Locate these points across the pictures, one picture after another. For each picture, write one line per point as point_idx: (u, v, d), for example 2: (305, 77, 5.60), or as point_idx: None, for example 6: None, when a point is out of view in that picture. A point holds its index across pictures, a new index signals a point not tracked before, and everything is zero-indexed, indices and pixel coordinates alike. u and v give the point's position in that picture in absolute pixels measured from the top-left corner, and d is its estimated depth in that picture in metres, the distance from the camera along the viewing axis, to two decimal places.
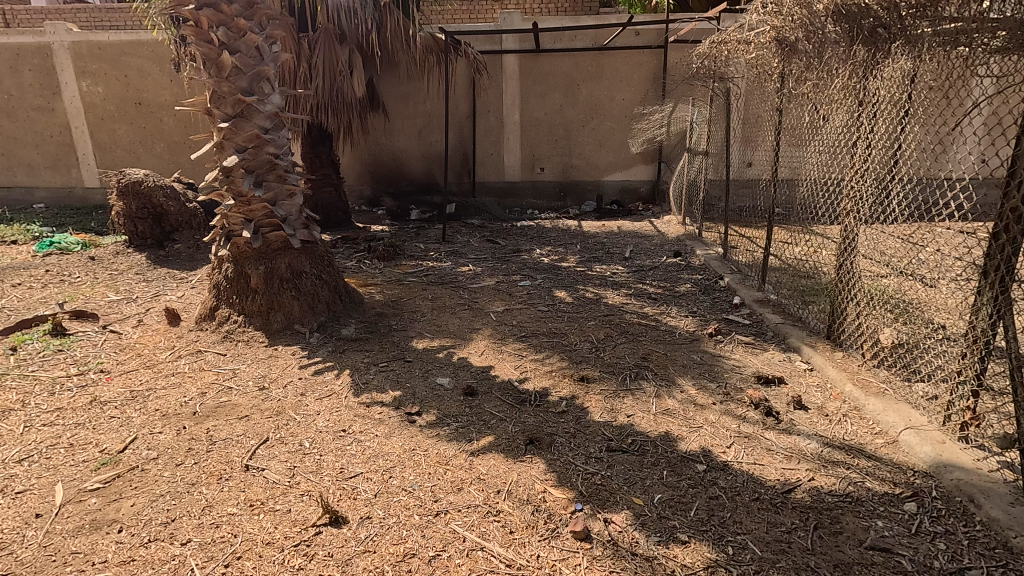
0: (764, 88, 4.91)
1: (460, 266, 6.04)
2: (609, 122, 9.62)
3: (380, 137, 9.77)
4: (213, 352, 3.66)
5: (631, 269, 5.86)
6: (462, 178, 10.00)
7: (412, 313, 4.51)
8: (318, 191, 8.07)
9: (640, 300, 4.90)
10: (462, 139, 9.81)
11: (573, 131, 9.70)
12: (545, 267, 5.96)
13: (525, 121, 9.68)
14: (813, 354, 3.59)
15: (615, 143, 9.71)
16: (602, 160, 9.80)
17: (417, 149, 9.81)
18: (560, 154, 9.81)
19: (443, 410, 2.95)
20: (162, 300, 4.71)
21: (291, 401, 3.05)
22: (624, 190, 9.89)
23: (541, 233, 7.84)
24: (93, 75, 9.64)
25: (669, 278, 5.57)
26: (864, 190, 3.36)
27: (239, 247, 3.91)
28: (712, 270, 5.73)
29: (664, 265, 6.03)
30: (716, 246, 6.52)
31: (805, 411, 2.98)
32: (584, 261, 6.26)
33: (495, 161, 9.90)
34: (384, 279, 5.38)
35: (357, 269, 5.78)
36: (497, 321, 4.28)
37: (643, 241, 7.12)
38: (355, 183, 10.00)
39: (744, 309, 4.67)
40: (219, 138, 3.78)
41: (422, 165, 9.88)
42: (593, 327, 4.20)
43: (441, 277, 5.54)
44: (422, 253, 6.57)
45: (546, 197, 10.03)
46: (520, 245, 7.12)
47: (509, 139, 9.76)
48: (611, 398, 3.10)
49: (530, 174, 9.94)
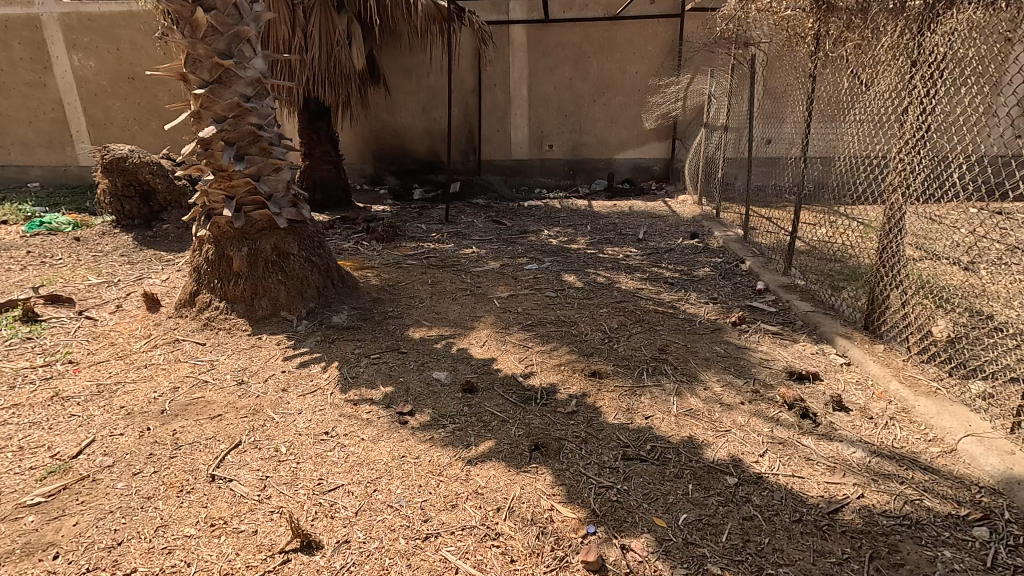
0: (794, 54, 4.49)
1: (463, 248, 5.71)
2: (621, 98, 9.16)
3: (382, 113, 9.39)
4: (192, 342, 3.37)
5: (645, 252, 5.50)
6: (467, 156, 9.62)
7: (410, 298, 4.19)
8: (316, 168, 7.73)
9: (655, 285, 4.56)
10: (468, 115, 9.41)
11: (583, 106, 9.25)
12: (554, 250, 5.61)
13: (533, 95, 9.25)
14: (850, 347, 3.24)
15: (627, 120, 9.25)
16: (613, 137, 9.36)
17: (421, 125, 9.41)
18: (570, 131, 9.38)
19: (439, 410, 2.64)
20: (143, 283, 4.42)
21: (271, 398, 2.75)
22: (636, 168, 9.46)
23: (549, 213, 7.48)
24: (84, 48, 9.29)
25: (686, 261, 5.21)
26: (916, 162, 2.98)
27: (220, 227, 3.60)
28: (732, 252, 5.36)
29: (680, 247, 5.66)
30: (735, 228, 6.14)
31: (846, 412, 2.65)
32: (595, 242, 5.91)
33: (501, 139, 9.50)
34: (382, 261, 5.06)
35: (354, 251, 5.46)
36: (501, 308, 3.96)
37: (657, 221, 6.74)
38: (356, 161, 9.65)
39: (768, 295, 4.32)
40: (196, 106, 3.44)
41: (425, 142, 9.50)
42: (605, 315, 3.87)
43: (443, 260, 5.21)
44: (423, 234, 6.24)
45: (554, 176, 9.62)
46: (527, 225, 6.76)
47: (516, 114, 9.34)
48: (627, 396, 2.78)
49: (537, 152, 9.53)
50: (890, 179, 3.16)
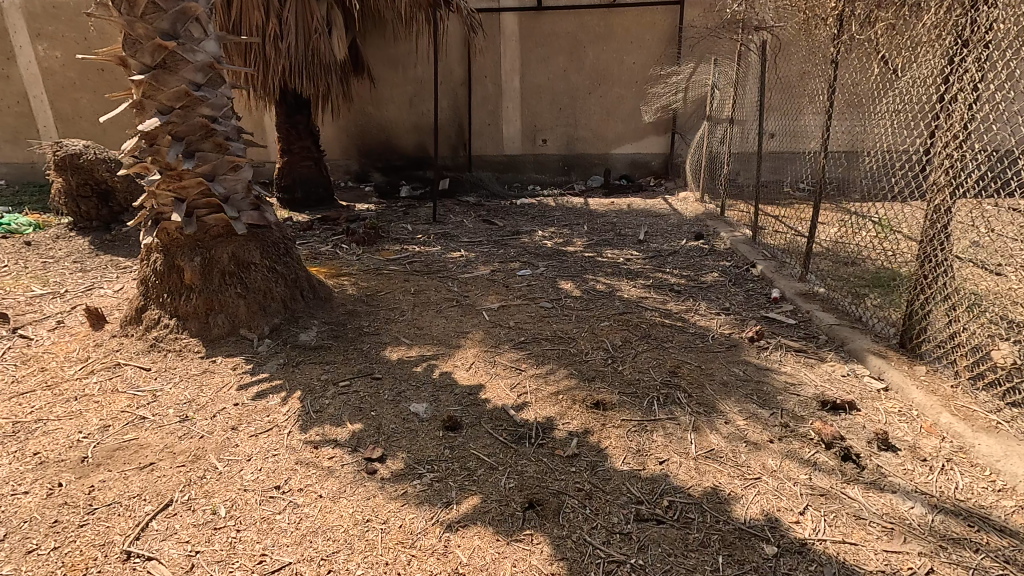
0: (812, 38, 4.09)
1: (451, 251, 5.29)
2: (618, 90, 8.74)
3: (366, 106, 8.94)
4: (135, 367, 2.93)
5: (647, 254, 5.11)
6: (457, 151, 9.18)
7: (389, 311, 3.76)
8: (296, 165, 7.27)
9: (660, 293, 4.16)
10: (457, 108, 8.97)
11: (578, 99, 8.83)
12: (548, 253, 5.21)
13: (526, 88, 8.82)
14: (887, 369, 2.85)
15: (624, 113, 8.84)
16: (609, 132, 8.94)
17: (408, 119, 8.96)
18: (564, 125, 8.95)
19: (416, 454, 2.23)
20: (92, 295, 3.96)
21: (217, 439, 2.32)
22: (633, 164, 9.06)
23: (543, 212, 7.07)
24: (49, 37, 8.75)
25: (692, 265, 4.82)
26: (966, 156, 2.59)
27: (169, 233, 3.16)
28: (741, 255, 4.96)
29: (684, 249, 5.27)
30: (742, 228, 5.75)
31: (894, 453, 2.27)
32: (593, 244, 5.50)
33: (493, 133, 9.06)
34: (360, 267, 4.63)
35: (331, 256, 5.02)
36: (490, 322, 3.55)
37: (659, 221, 6.35)
38: (340, 157, 9.18)
39: (785, 304, 3.93)
40: (138, 95, 3.00)
41: (413, 137, 9.05)
42: (607, 329, 3.47)
43: (428, 266, 4.78)
44: (408, 236, 5.81)
45: (548, 172, 9.19)
46: (519, 225, 6.35)
47: (508, 108, 8.91)
48: (636, 433, 2.38)
49: (530, 147, 9.09)
50: (932, 176, 2.77)
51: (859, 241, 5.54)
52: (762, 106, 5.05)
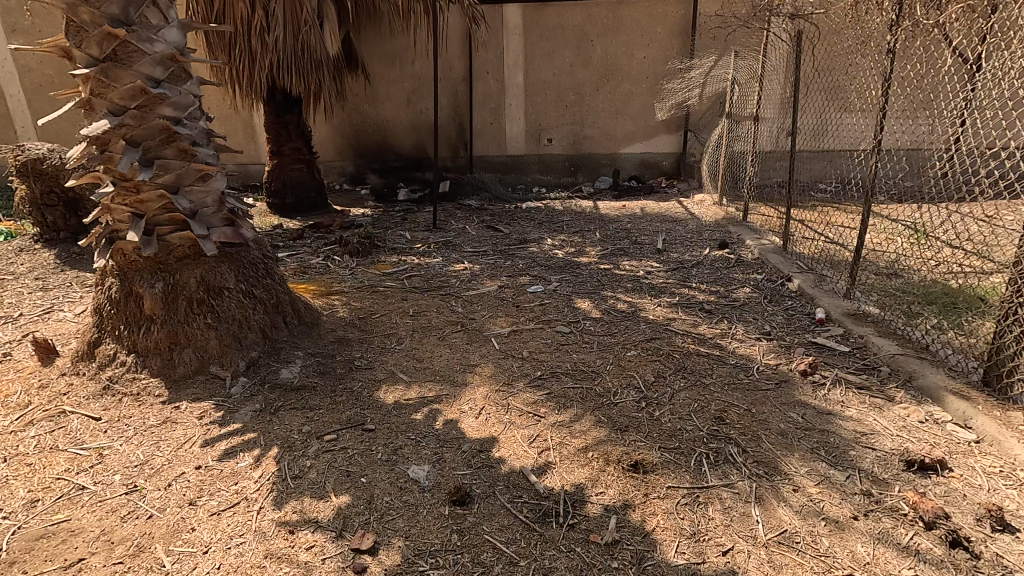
0: (861, 26, 3.64)
1: (453, 263, 4.83)
2: (627, 86, 8.28)
3: (362, 105, 8.47)
4: (82, 415, 2.47)
5: (669, 266, 4.67)
6: (457, 152, 8.71)
7: (385, 338, 3.31)
8: (286, 167, 6.81)
9: (690, 312, 3.72)
10: (457, 106, 8.51)
11: (585, 96, 8.37)
12: (561, 264, 4.76)
13: (529, 84, 8.35)
14: (975, 415, 2.41)
15: (633, 110, 8.38)
16: (618, 130, 8.48)
17: (406, 117, 8.50)
18: (571, 123, 8.49)
19: (418, 543, 1.78)
20: (48, 320, 3.50)
21: (168, 521, 1.87)
22: (643, 163, 8.61)
23: (551, 217, 6.62)
24: (25, 33, 8.26)
25: (720, 278, 4.39)
26: None
27: (125, 255, 2.69)
28: (774, 267, 4.53)
29: (709, 259, 4.83)
30: (769, 235, 5.32)
31: (1012, 535, 1.82)
32: (608, 254, 5.06)
33: (495, 133, 8.59)
34: (353, 284, 4.17)
35: (322, 270, 4.57)
36: (502, 352, 3.11)
37: (676, 226, 5.91)
38: (334, 158, 8.72)
39: (833, 326, 3.49)
40: (87, 93, 2.55)
41: (411, 136, 8.59)
42: (635, 360, 3.03)
43: (428, 281, 4.33)
44: (407, 245, 5.36)
45: (554, 173, 8.73)
46: (526, 232, 5.90)
47: (511, 106, 8.45)
48: (688, 507, 1.94)
49: (535, 146, 8.63)
50: None
51: (896, 249, 5.12)
52: (796, 102, 4.61)
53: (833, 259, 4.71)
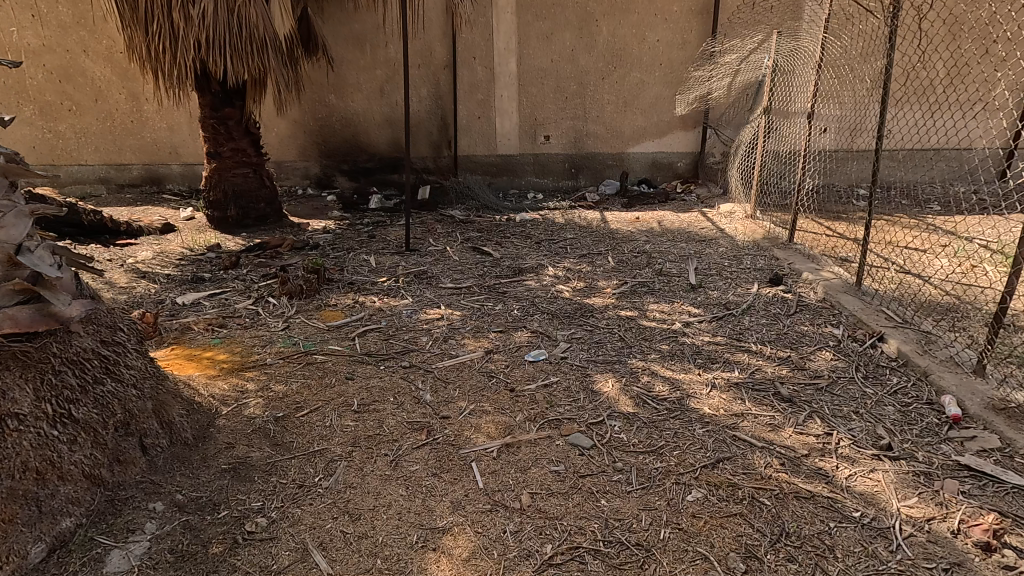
0: None
1: (426, 308, 3.67)
2: (637, 75, 7.14)
3: (327, 96, 7.28)
4: None
5: (711, 313, 3.55)
6: (439, 151, 7.52)
7: (307, 464, 2.14)
8: (227, 173, 5.57)
9: (760, 400, 2.60)
10: (439, 98, 7.31)
11: (589, 86, 7.20)
12: (569, 309, 3.62)
13: (523, 72, 7.17)
14: None
15: (644, 103, 7.24)
16: (626, 126, 7.34)
17: (379, 109, 7.34)
18: (571, 117, 7.32)
19: None
20: None
21: None
22: (655, 165, 7.49)
23: (552, 235, 5.49)
24: None
25: (783, 335, 3.27)
26: None
27: None
28: (852, 315, 3.42)
29: (761, 302, 3.72)
30: (828, 266, 4.25)
31: None
32: (628, 291, 3.93)
33: (483, 129, 7.40)
34: (281, 350, 2.99)
35: (246, 323, 3.38)
36: (488, 496, 1.96)
37: (707, 249, 4.82)
38: (296, 158, 7.52)
39: (979, 430, 2.34)
40: None
41: (385, 132, 7.45)
42: (702, 515, 1.88)
43: (387, 341, 3.16)
44: (369, 279, 4.19)
45: (551, 176, 7.56)
46: (522, 257, 4.76)
47: (502, 98, 7.27)
48: None
49: (530, 145, 7.46)
50: None
51: (993, 284, 4.03)
52: (886, 101, 3.36)
53: (925, 303, 3.61)
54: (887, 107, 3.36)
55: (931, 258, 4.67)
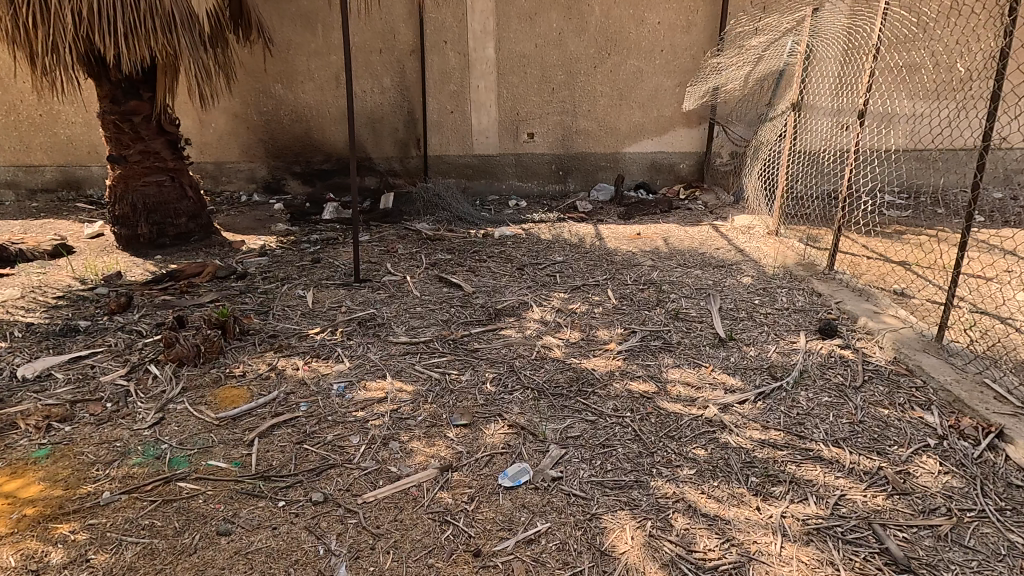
0: None
1: (367, 379, 2.70)
2: (635, 63, 6.18)
3: (275, 87, 6.26)
4: None
5: (752, 386, 2.63)
6: (406, 150, 6.53)
7: None
8: (136, 182, 4.52)
9: (859, 567, 1.68)
10: (405, 89, 6.31)
11: (579, 76, 6.23)
12: (560, 379, 2.67)
13: (502, 59, 6.17)
14: None
15: (642, 96, 6.29)
16: (621, 122, 6.39)
17: (335, 102, 6.33)
18: (558, 111, 6.35)
19: None
20: None
21: None
22: (654, 167, 6.56)
23: (537, 257, 4.53)
24: None
25: (859, 424, 2.36)
26: None
27: None
28: (944, 392, 2.52)
29: (816, 367, 2.80)
30: (888, 307, 3.36)
31: None
32: (638, 347, 2.98)
33: (457, 125, 6.41)
34: (134, 471, 2.00)
35: (104, 413, 2.37)
36: None
37: (728, 280, 3.90)
38: (240, 159, 6.51)
39: None
40: None
41: (343, 129, 6.44)
42: None
43: (300, 446, 2.18)
44: (298, 329, 3.20)
45: (535, 179, 6.62)
46: (499, 291, 3.80)
47: (478, 90, 6.29)
48: None
49: (511, 143, 6.49)
50: None
51: None
52: (997, 100, 2.43)
53: None
54: (999, 107, 2.43)
55: (1005, 289, 3.79)
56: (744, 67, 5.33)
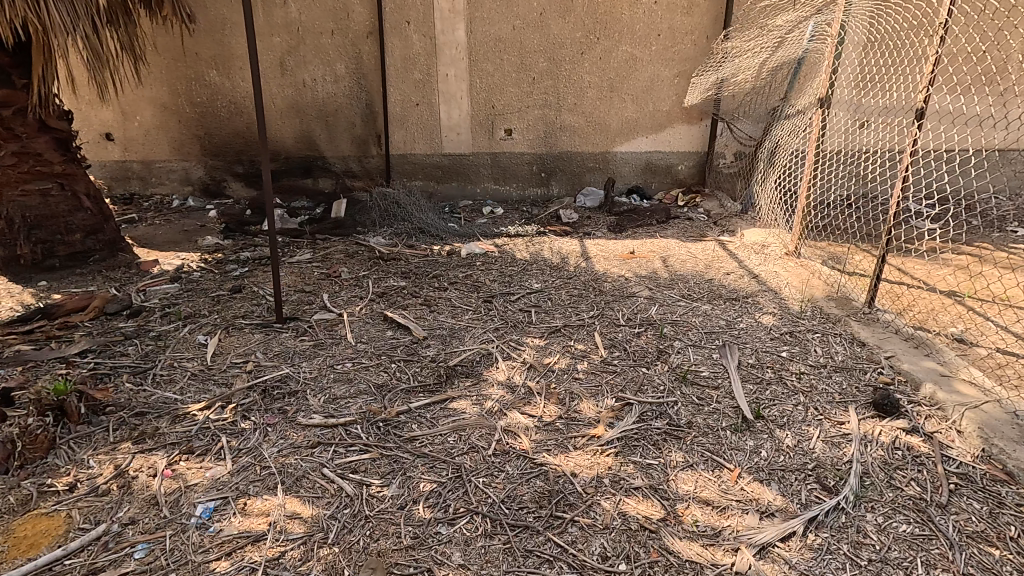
0: None
1: (252, 493, 1.89)
2: (628, 48, 5.35)
3: (210, 73, 5.37)
4: None
5: (797, 502, 1.87)
6: (366, 148, 5.70)
7: None
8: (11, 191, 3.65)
9: None
10: (362, 77, 5.44)
11: (563, 63, 5.39)
12: (525, 494, 1.88)
13: (475, 44, 5.32)
14: None
15: (636, 88, 5.48)
16: (612, 117, 5.58)
17: (280, 92, 5.47)
18: (540, 105, 5.54)
19: None
20: None
21: None
22: (649, 169, 5.79)
23: (510, 284, 3.74)
24: None
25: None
26: None
27: None
28: None
29: (880, 468, 2.03)
30: (957, 365, 2.59)
31: None
32: (634, 433, 2.20)
33: (423, 119, 5.58)
34: None
35: None
36: None
37: (746, 320, 3.14)
38: (172, 157, 5.65)
39: None
40: None
41: (291, 123, 5.59)
42: None
43: None
44: (180, 401, 2.39)
45: (514, 182, 5.83)
46: (457, 336, 3.00)
47: (447, 79, 5.44)
48: None
49: (486, 141, 5.67)
50: None
51: None
52: None
53: None
54: None
55: None
56: (762, 52, 4.51)
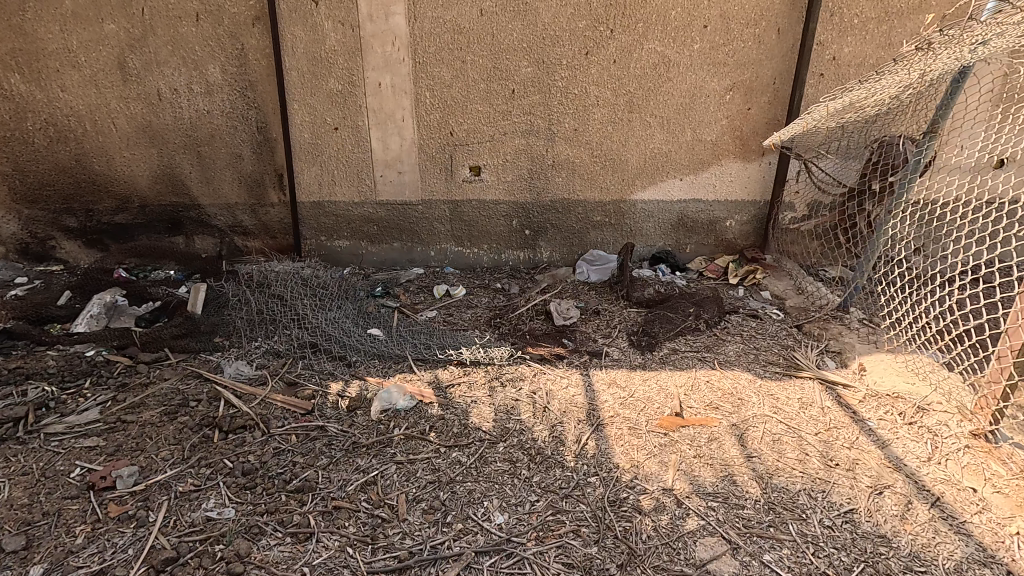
0: None
1: None
2: (656, 47, 3.47)
3: (12, 78, 3.47)
4: None
5: None
6: (262, 193, 3.81)
7: None
8: None
9: None
10: (249, 86, 3.55)
11: (558, 68, 3.51)
12: None
13: (422, 38, 3.43)
14: None
15: (670, 107, 3.61)
16: (632, 150, 3.72)
17: (124, 109, 3.57)
18: (523, 130, 3.66)
19: None
20: None
21: None
22: (682, 226, 3.93)
23: (445, 517, 1.86)
24: None
25: None
26: None
27: None
28: None
29: None
30: None
31: None
32: None
33: (346, 152, 3.69)
34: None
35: None
36: None
37: None
38: None
39: None
40: None
41: (145, 155, 3.69)
42: None
43: None
44: None
45: (484, 243, 3.96)
46: None
47: (381, 91, 3.55)
48: None
49: (442, 183, 3.78)
50: None
51: None
52: None
53: None
54: None
55: None
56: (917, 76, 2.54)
